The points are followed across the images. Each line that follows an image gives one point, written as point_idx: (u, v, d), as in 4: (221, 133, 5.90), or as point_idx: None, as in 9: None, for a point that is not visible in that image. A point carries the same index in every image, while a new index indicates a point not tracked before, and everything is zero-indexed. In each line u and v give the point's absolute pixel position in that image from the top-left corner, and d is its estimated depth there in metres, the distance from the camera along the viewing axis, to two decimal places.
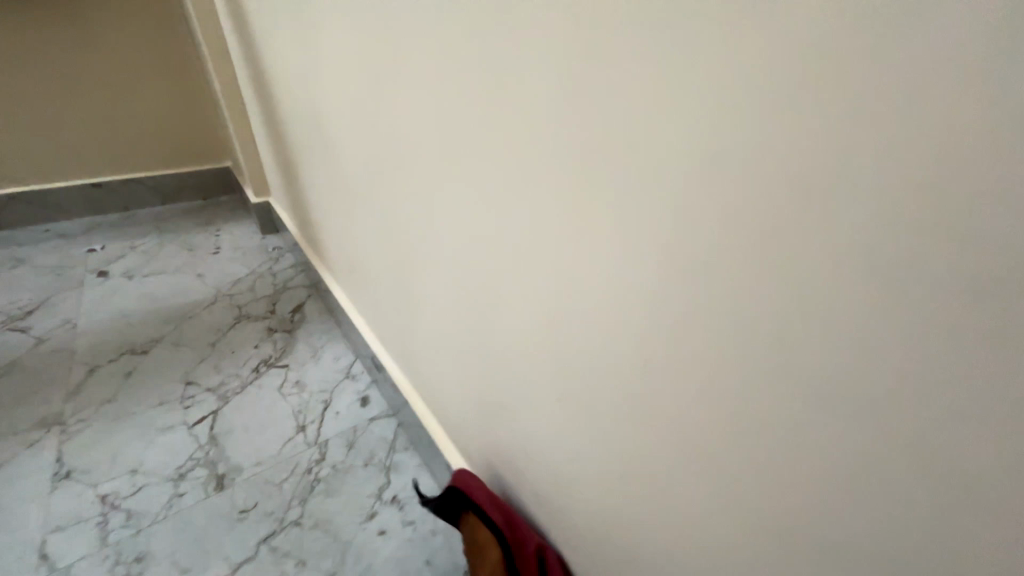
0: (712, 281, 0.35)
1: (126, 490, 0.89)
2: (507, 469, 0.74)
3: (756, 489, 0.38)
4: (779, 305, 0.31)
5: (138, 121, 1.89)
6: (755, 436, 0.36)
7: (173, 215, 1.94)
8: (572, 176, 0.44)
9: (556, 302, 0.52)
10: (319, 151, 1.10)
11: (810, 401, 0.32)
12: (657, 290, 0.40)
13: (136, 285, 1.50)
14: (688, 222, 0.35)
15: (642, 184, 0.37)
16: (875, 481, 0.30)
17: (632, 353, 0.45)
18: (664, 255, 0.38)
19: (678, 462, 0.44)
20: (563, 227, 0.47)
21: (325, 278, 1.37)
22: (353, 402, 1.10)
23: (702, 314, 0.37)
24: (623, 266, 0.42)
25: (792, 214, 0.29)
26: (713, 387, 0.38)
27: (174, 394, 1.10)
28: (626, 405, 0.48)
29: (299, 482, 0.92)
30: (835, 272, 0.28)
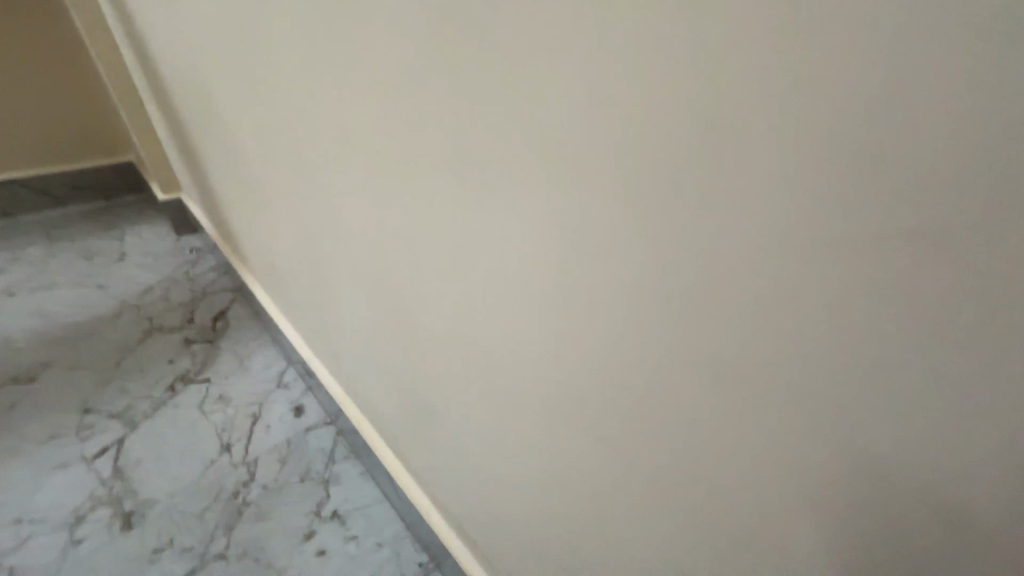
0: (641, 262, 0.31)
1: (10, 544, 0.77)
2: (450, 476, 0.68)
3: (706, 486, 0.35)
4: (711, 288, 0.28)
5: (9, 111, 1.60)
6: (704, 430, 0.33)
7: (67, 220, 1.70)
8: (492, 148, 0.38)
9: (485, 293, 0.46)
10: (221, 139, 0.96)
11: (761, 391, 0.28)
12: (592, 274, 0.35)
13: (21, 303, 1.30)
14: (622, 193, 0.30)
15: (570, 151, 0.32)
16: (815, 471, 0.27)
17: (569, 346, 0.40)
18: (597, 233, 0.33)
19: (618, 458, 0.41)
20: (486, 208, 0.41)
21: (248, 279, 1.24)
22: (286, 412, 1.00)
23: (642, 297, 0.32)
24: (554, 248, 0.37)
25: (725, 181, 0.25)
26: (658, 378, 0.34)
27: (70, 425, 0.95)
28: (563, 401, 0.44)
29: (224, 508, 0.83)
30: (766, 247, 0.25)
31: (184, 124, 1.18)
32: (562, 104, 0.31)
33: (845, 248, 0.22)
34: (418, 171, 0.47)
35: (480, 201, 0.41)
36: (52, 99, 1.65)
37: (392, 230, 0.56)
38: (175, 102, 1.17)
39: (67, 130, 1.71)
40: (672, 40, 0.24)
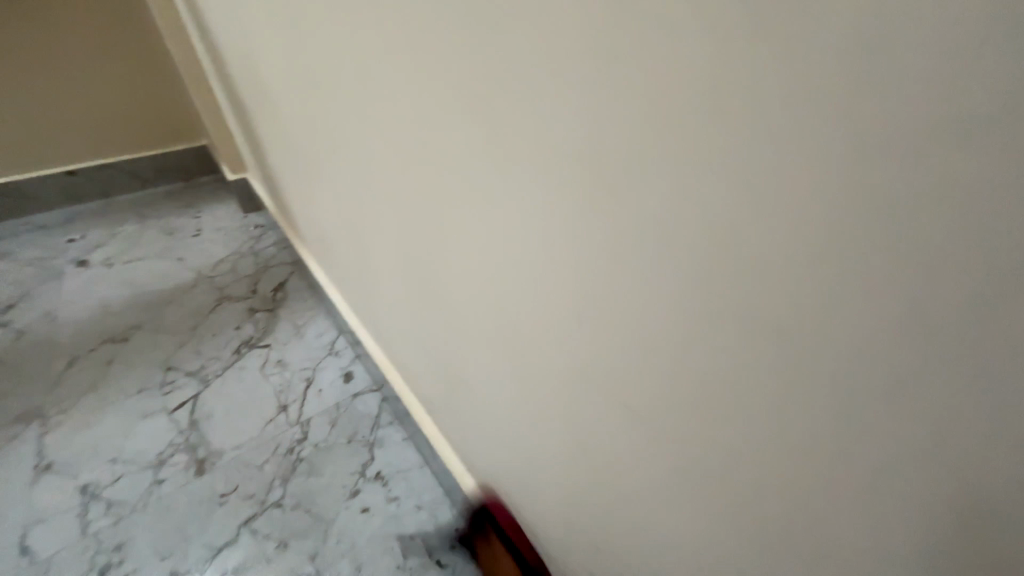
0: (679, 221, 0.29)
1: (105, 480, 0.87)
2: (485, 445, 0.69)
3: (752, 466, 0.32)
4: (760, 247, 0.25)
5: (102, 101, 1.78)
6: (753, 405, 0.30)
7: (152, 200, 1.88)
8: (521, 100, 0.35)
9: (513, 260, 0.44)
10: (274, 117, 1.00)
11: (820, 359, 0.25)
12: (630, 233, 0.32)
13: (116, 273, 1.46)
14: (665, 140, 0.27)
15: (607, 97, 0.29)
16: (880, 456, 0.24)
17: (603, 314, 0.38)
18: (636, 188, 0.30)
19: (652, 436, 0.38)
20: (514, 168, 0.39)
21: (303, 253, 1.31)
22: (336, 378, 1.05)
23: (685, 257, 0.29)
24: (587, 207, 0.34)
25: (782, 122, 0.22)
26: (704, 347, 0.31)
27: (153, 380, 1.07)
28: (592, 374, 0.42)
29: (281, 462, 0.89)
30: (828, 197, 0.21)
31: (245, 106, 1.25)
32: (598, 42, 0.28)
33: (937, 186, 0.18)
34: (445, 132, 0.45)
35: (510, 160, 0.39)
36: (137, 89, 1.81)
37: (421, 198, 0.54)
38: (236, 85, 1.24)
39: (150, 117, 1.87)
40: None
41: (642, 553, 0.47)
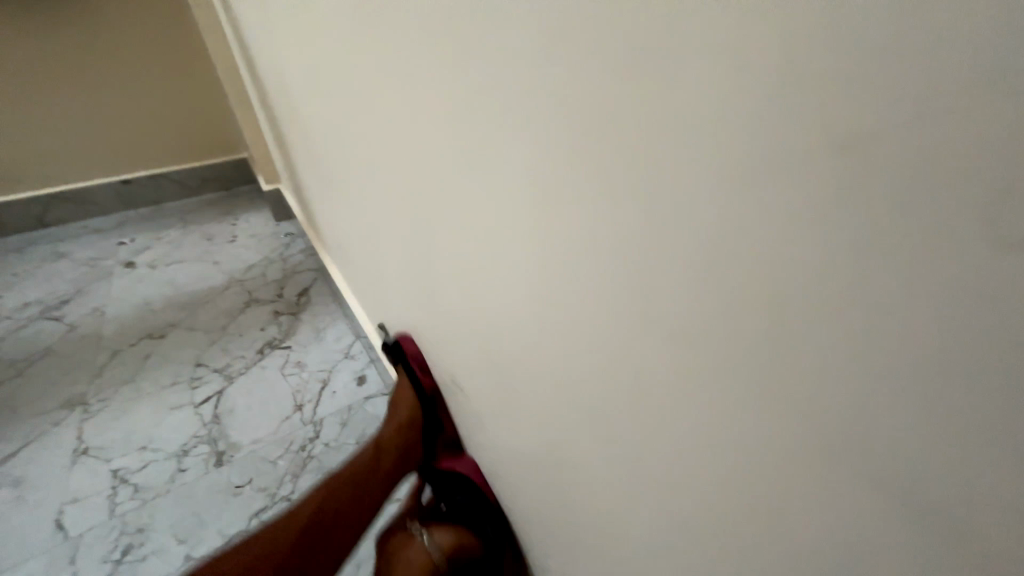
0: (628, 253, 0.29)
1: (134, 465, 0.93)
2: (488, 454, 0.71)
3: (712, 512, 0.30)
4: (695, 285, 0.25)
5: (158, 117, 1.94)
6: (710, 450, 0.28)
7: (196, 208, 2.02)
8: (497, 129, 0.37)
9: (504, 278, 0.46)
10: (303, 134, 1.07)
11: (770, 411, 0.24)
12: (598, 263, 0.32)
13: (159, 275, 1.58)
14: (624, 175, 0.27)
15: (573, 130, 0.30)
16: (817, 511, 0.23)
17: (578, 340, 0.38)
18: (602, 219, 0.30)
19: (618, 461, 0.38)
20: (501, 191, 0.40)
21: (326, 260, 1.37)
22: (350, 381, 1.10)
23: (644, 291, 0.29)
24: (563, 233, 0.35)
25: (708, 167, 0.22)
26: (663, 384, 0.30)
27: (184, 375, 1.15)
28: (566, 394, 0.42)
29: (293, 459, 0.94)
30: (753, 243, 0.21)
31: (279, 123, 1.34)
32: (565, 78, 0.29)
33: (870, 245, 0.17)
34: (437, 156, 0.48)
35: (491, 185, 0.41)
36: (188, 106, 1.96)
37: (426, 213, 0.57)
38: (271, 104, 1.33)
39: (198, 131, 2.02)
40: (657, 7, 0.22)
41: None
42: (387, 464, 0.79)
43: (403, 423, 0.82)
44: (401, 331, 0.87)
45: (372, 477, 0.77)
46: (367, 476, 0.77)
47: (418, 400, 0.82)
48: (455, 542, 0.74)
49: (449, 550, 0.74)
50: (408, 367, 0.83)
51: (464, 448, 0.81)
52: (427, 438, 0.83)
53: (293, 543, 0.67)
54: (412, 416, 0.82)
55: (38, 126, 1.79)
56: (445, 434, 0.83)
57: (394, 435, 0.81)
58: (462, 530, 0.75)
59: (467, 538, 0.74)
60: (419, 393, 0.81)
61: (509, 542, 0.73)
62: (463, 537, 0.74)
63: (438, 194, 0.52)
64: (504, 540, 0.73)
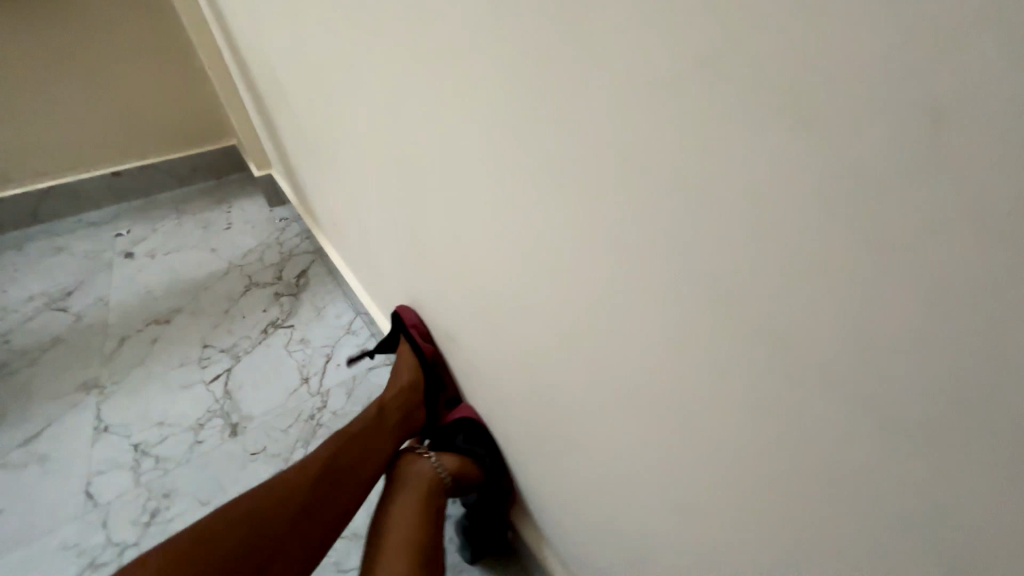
0: (604, 196, 0.34)
1: (153, 439, 0.98)
2: (491, 404, 0.76)
3: (693, 399, 0.35)
4: (666, 213, 0.30)
5: (143, 106, 1.93)
6: (685, 343, 0.33)
7: (189, 197, 2.03)
8: (478, 96, 0.41)
9: (491, 229, 0.49)
10: (291, 113, 1.08)
11: (733, 294, 0.28)
12: (579, 195, 0.36)
13: (158, 263, 1.60)
14: (600, 107, 0.31)
15: (550, 87, 0.34)
16: (773, 385, 0.29)
17: (565, 272, 0.42)
18: (580, 153, 0.34)
19: (606, 385, 0.44)
20: (482, 143, 0.43)
21: (322, 241, 1.41)
22: (353, 354, 1.15)
23: (623, 212, 0.33)
24: (546, 173, 0.38)
25: (672, 111, 0.27)
26: (645, 293, 0.35)
27: (193, 355, 1.19)
28: (558, 333, 0.48)
29: (303, 427, 0.99)
30: (710, 171, 0.26)
31: (267, 106, 1.34)
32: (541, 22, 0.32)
33: (807, 130, 0.21)
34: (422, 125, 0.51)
35: (475, 148, 0.45)
36: (173, 93, 1.95)
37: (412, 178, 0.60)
38: (257, 87, 1.33)
39: (185, 120, 2.01)
40: None
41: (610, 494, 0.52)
42: (393, 420, 0.84)
43: (409, 385, 0.88)
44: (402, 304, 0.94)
45: (379, 430, 0.81)
46: (376, 428, 0.82)
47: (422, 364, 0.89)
48: (459, 469, 0.80)
49: (454, 476, 0.79)
50: (411, 336, 0.90)
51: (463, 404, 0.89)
52: (429, 396, 0.90)
53: (314, 483, 0.70)
54: (416, 375, 0.90)
55: (23, 120, 1.78)
56: (447, 391, 0.91)
57: (399, 394, 0.87)
58: (464, 454, 0.81)
59: (469, 467, 0.80)
60: (422, 358, 0.89)
61: (507, 464, 0.81)
62: (465, 462, 0.80)
63: (423, 163, 0.56)
64: (502, 461, 0.81)
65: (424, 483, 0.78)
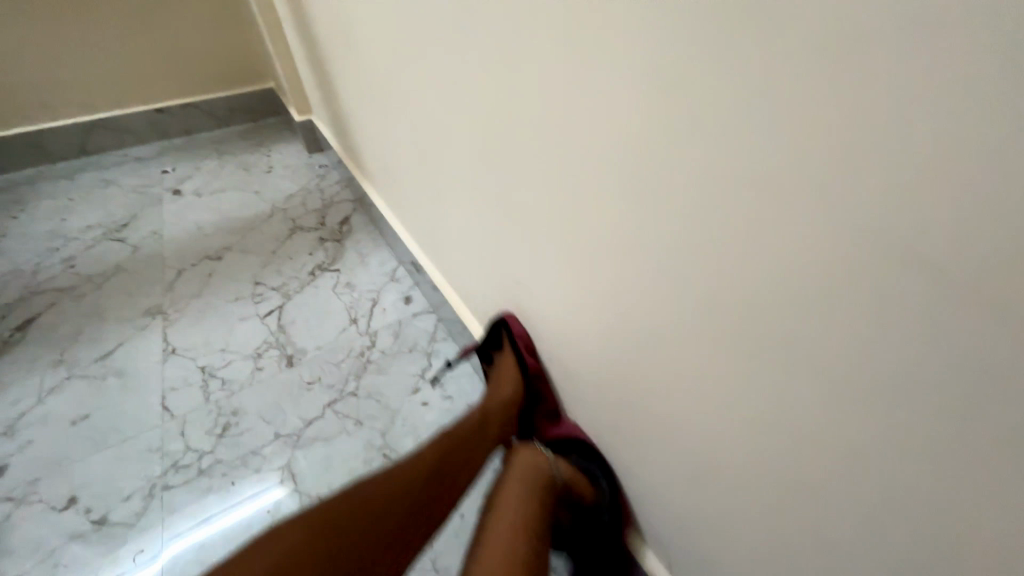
0: (720, 141, 0.37)
1: (217, 363, 1.06)
2: (540, 345, 0.81)
3: (761, 319, 0.41)
4: (784, 159, 0.34)
5: (184, 42, 1.92)
6: (764, 264, 0.38)
7: (228, 138, 2.05)
8: (601, 44, 0.44)
9: (576, 165, 0.54)
10: (350, 54, 1.08)
11: (816, 213, 0.33)
12: (677, 127, 0.40)
13: (205, 202, 1.65)
14: (717, 42, 0.34)
15: (684, 36, 0.37)
16: (861, 313, 0.33)
17: (651, 205, 0.46)
18: (687, 86, 0.38)
19: (684, 323, 0.48)
20: (587, 79, 0.47)
21: (367, 190, 1.43)
22: (398, 300, 1.21)
23: (720, 144, 0.37)
24: (647, 107, 0.42)
25: (808, 63, 0.30)
26: (728, 220, 0.40)
27: (246, 291, 1.25)
28: (640, 276, 0.52)
29: (355, 362, 1.06)
30: (838, 119, 0.30)
31: (317, 47, 1.34)
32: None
33: (915, 64, 0.26)
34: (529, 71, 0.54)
35: (586, 95, 0.48)
36: (214, 29, 1.94)
37: (500, 117, 0.63)
38: (309, 28, 1.32)
39: (225, 59, 2.00)
40: None
41: (666, 427, 0.58)
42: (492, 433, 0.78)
43: (509, 400, 0.80)
44: (502, 310, 0.86)
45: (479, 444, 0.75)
46: (475, 441, 0.75)
47: (523, 379, 0.81)
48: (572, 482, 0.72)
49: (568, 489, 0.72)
50: (515, 347, 0.82)
51: (565, 419, 0.82)
52: (526, 410, 0.83)
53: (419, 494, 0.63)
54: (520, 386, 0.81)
55: (72, 50, 1.79)
56: (546, 404, 0.83)
57: (502, 409, 0.80)
58: (579, 469, 0.74)
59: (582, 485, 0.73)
60: (525, 373, 0.81)
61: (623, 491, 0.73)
62: (577, 476, 0.73)
63: (520, 110, 0.59)
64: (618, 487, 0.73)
65: (536, 489, 0.68)
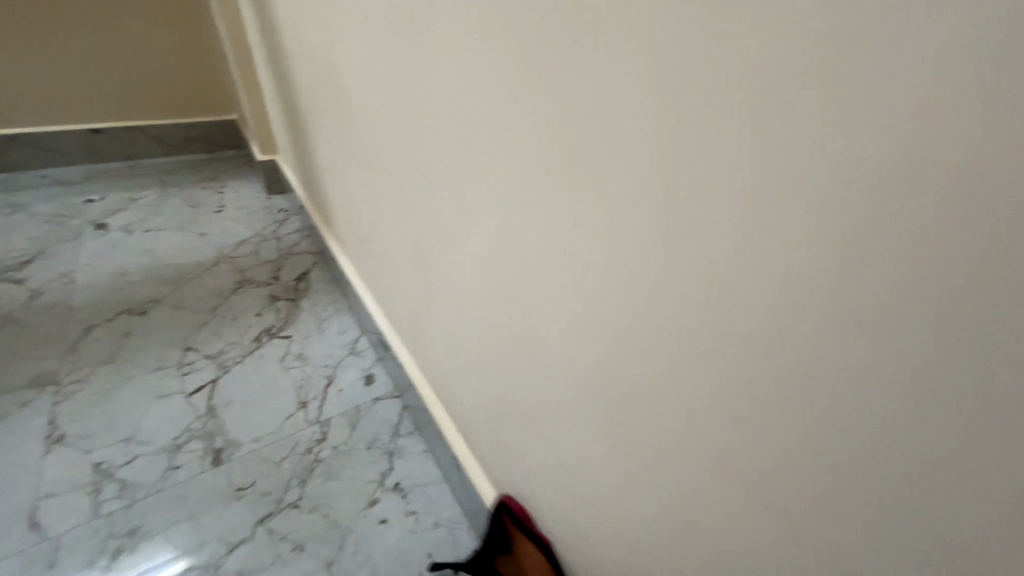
0: (772, 333, 0.31)
1: (120, 459, 0.85)
2: (522, 466, 0.69)
3: (841, 537, 0.31)
4: (855, 382, 0.27)
5: (139, 64, 1.76)
6: (820, 482, 0.31)
7: (176, 168, 1.85)
8: (630, 187, 0.37)
9: (599, 287, 0.44)
10: (330, 107, 0.99)
11: (922, 438, 0.25)
12: (748, 282, 0.31)
13: (135, 241, 1.43)
14: (823, 193, 0.26)
15: (732, 210, 0.31)
16: None
17: (698, 362, 0.37)
18: (768, 237, 0.29)
19: (711, 505, 0.40)
20: (618, 198, 0.39)
21: (332, 245, 1.30)
22: (358, 379, 1.05)
23: (813, 317, 0.28)
24: (707, 247, 0.33)
25: (894, 289, 0.24)
26: (811, 410, 0.30)
27: (172, 359, 1.05)
28: (659, 440, 0.43)
29: (300, 461, 0.88)
30: (933, 364, 0.24)
31: (292, 94, 1.23)
32: (764, 78, 0.26)
33: None
34: (541, 188, 0.47)
35: (607, 232, 0.41)
36: (175, 53, 1.79)
37: (501, 213, 0.55)
38: (286, 73, 1.22)
39: (184, 86, 1.84)
40: (855, 147, 0.24)
41: None
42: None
43: None
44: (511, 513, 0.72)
45: None
46: None
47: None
48: None
49: None
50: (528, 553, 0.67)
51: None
52: None
53: None
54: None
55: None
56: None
57: None
58: None
59: None
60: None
61: None
62: None
63: (526, 221, 0.51)
64: None
65: None
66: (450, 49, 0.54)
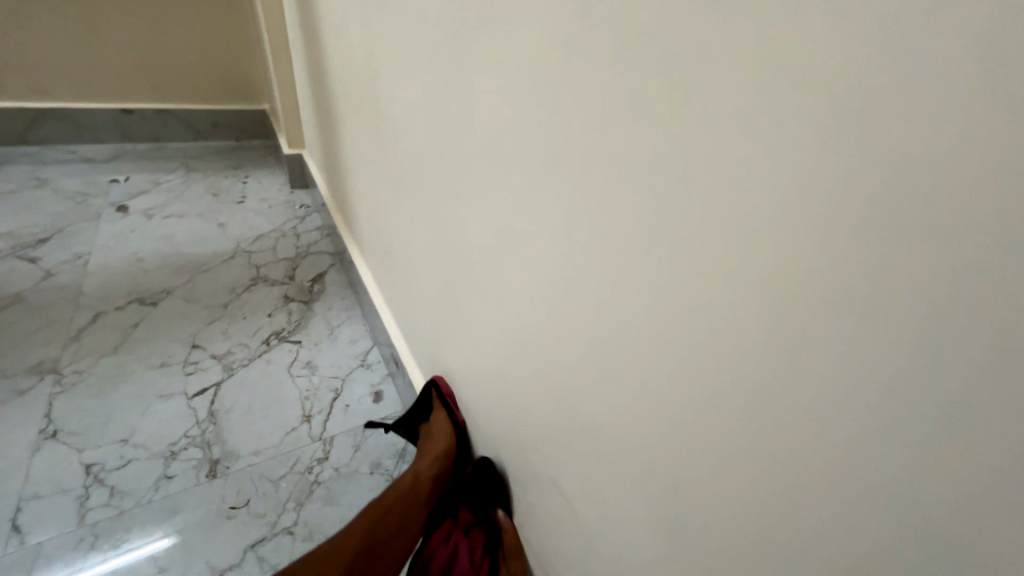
0: (867, 482, 0.24)
1: (112, 462, 0.81)
2: (538, 521, 0.63)
3: None
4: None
5: (176, 47, 1.75)
6: None
7: (203, 154, 1.84)
8: (696, 264, 0.30)
9: (657, 365, 0.36)
10: (362, 110, 0.94)
11: None
12: (896, 424, 0.22)
13: (154, 226, 1.41)
14: (976, 331, 0.19)
15: (833, 322, 0.24)
16: None
17: (757, 483, 0.30)
18: (880, 365, 0.22)
19: None
20: (681, 273, 0.32)
21: (351, 249, 1.26)
22: (365, 395, 1.00)
23: (950, 486, 0.21)
24: (834, 364, 0.24)
25: None
26: None
27: (176, 356, 1.01)
28: (697, 551, 0.36)
29: (299, 482, 0.83)
30: None
31: (326, 92, 1.20)
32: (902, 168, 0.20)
33: None
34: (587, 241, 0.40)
35: (662, 309, 0.34)
36: (213, 40, 1.78)
37: (538, 257, 0.48)
38: (321, 70, 1.18)
39: (219, 73, 1.83)
40: None
41: None
42: (398, 544, 0.70)
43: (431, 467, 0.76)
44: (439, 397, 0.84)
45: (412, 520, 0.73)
46: None
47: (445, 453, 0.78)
48: None
49: None
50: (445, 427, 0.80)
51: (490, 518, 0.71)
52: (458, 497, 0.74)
53: None
54: (448, 457, 0.78)
55: (40, 32, 1.59)
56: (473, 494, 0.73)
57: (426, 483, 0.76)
58: None
59: None
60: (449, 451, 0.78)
61: None
62: None
63: (567, 273, 0.44)
64: None
65: None
66: (496, 64, 0.47)
